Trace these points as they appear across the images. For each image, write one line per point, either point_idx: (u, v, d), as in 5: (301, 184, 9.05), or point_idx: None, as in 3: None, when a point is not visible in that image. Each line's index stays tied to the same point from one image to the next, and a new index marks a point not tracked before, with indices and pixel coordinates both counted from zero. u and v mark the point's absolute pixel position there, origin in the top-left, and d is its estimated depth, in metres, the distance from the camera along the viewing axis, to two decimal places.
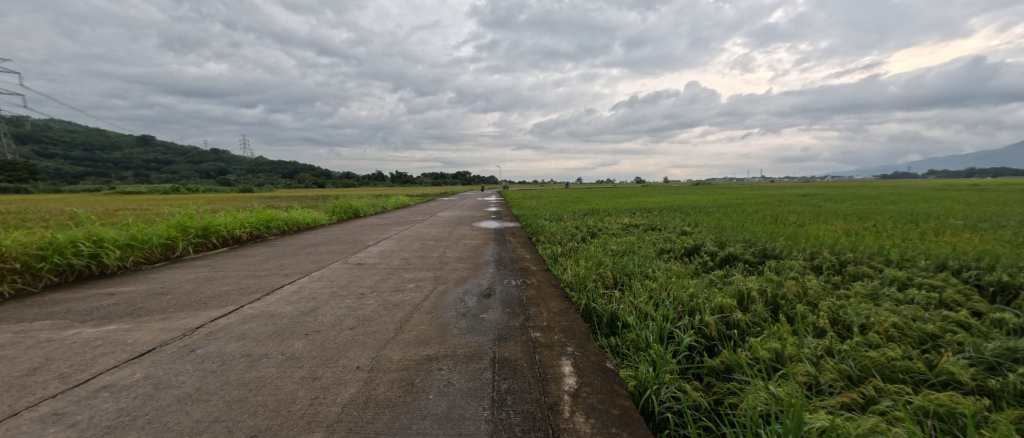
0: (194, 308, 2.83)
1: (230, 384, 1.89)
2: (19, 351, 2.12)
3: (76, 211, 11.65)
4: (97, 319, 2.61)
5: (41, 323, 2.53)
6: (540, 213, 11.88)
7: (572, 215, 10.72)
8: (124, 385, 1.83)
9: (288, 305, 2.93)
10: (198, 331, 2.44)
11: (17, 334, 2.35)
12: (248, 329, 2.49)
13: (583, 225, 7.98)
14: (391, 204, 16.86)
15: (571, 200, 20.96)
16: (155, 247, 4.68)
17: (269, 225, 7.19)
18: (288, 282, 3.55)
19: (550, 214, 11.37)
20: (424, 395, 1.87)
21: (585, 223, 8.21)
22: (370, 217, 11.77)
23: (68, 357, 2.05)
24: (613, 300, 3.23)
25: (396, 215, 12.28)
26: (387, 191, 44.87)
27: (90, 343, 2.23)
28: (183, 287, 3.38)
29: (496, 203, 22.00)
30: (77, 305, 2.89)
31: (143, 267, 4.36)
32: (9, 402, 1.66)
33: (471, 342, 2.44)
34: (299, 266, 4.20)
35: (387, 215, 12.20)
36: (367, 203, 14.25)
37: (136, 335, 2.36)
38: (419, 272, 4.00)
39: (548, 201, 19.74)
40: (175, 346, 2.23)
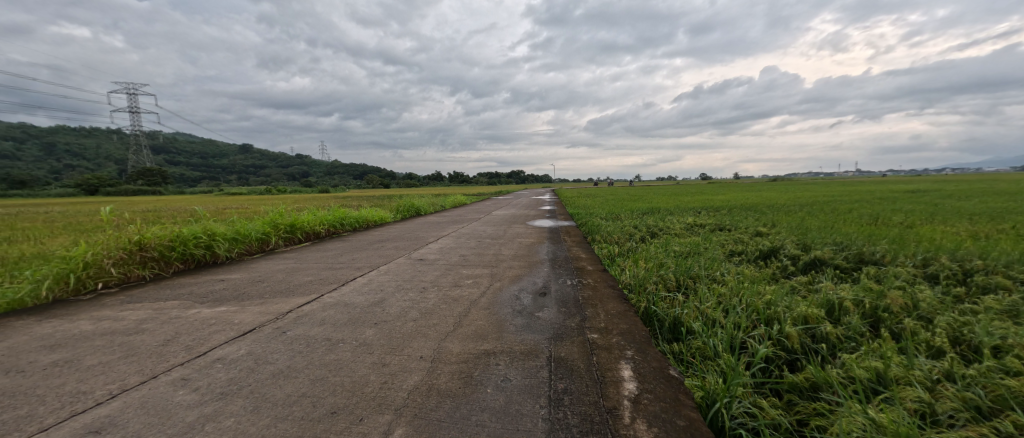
0: (284, 295, 3.21)
1: (314, 365, 2.12)
2: (159, 324, 2.58)
3: (193, 209, 14.08)
4: (211, 301, 3.08)
5: (173, 302, 3.04)
6: (596, 212, 11.57)
7: (630, 214, 10.26)
8: (232, 359, 2.13)
9: (360, 296, 3.19)
10: (287, 315, 2.76)
11: (156, 310, 2.86)
12: (327, 316, 2.75)
13: (641, 224, 7.64)
14: (449, 203, 17.74)
15: (627, 198, 20.24)
16: (253, 241, 5.39)
17: (343, 222, 7.92)
18: (360, 274, 3.88)
19: (606, 212, 11.08)
20: (482, 388, 1.93)
21: (644, 223, 7.83)
22: (429, 215, 12.39)
23: (192, 332, 2.46)
24: (676, 304, 3.03)
25: (454, 214, 12.85)
26: (443, 191, 46.46)
27: (208, 321, 2.63)
28: (275, 276, 3.86)
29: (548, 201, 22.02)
30: (197, 288, 3.44)
31: (245, 257, 5.05)
32: (152, 366, 2.03)
33: (527, 339, 2.46)
34: (369, 260, 4.56)
35: (446, 214, 12.72)
36: (427, 202, 14.92)
37: (241, 316, 2.74)
38: (476, 268, 4.13)
39: (603, 200, 19.21)
40: (271, 328, 2.54)
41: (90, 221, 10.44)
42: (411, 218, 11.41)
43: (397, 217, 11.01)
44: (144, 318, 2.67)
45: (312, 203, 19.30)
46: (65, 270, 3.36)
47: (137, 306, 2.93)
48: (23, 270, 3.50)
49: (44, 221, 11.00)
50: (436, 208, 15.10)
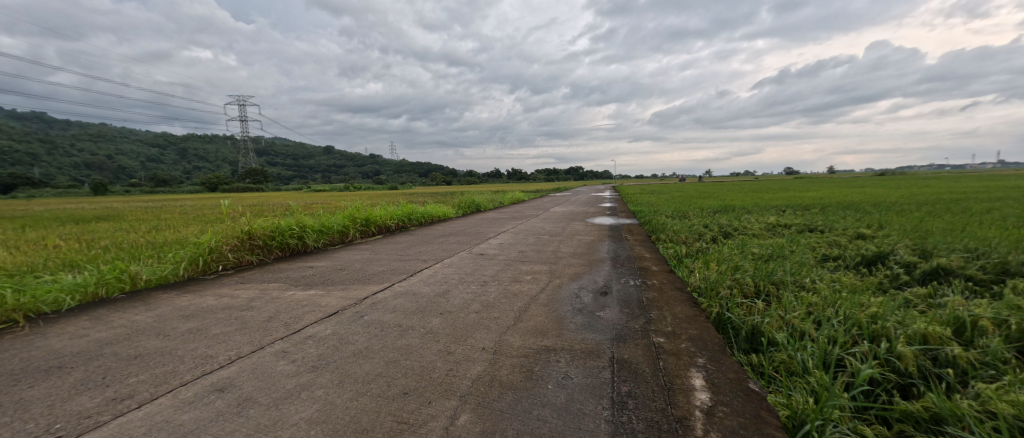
0: (361, 282, 3.53)
1: (387, 348, 2.30)
2: (264, 302, 3.00)
3: (288, 204, 16.10)
4: (303, 284, 3.49)
5: (274, 284, 3.52)
6: (660, 209, 10.94)
7: (698, 212, 9.53)
8: (321, 337, 2.40)
9: (427, 286, 3.39)
10: (365, 301, 3.03)
11: (262, 290, 3.32)
12: (398, 303, 2.97)
13: (712, 223, 7.06)
14: (507, 199, 18.06)
15: (696, 195, 18.79)
16: (336, 232, 6.01)
17: (411, 217, 8.48)
18: (426, 266, 4.12)
19: (672, 210, 10.42)
20: (543, 384, 1.94)
21: (716, 222, 7.23)
22: (489, 211, 12.74)
23: (289, 311, 2.82)
24: (755, 312, 2.75)
25: (512, 210, 13.06)
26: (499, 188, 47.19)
27: (301, 302, 3.00)
28: (354, 264, 4.26)
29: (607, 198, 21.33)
30: (292, 273, 3.93)
31: (329, 247, 5.65)
32: (259, 338, 2.37)
33: (588, 338, 2.41)
34: (433, 253, 4.82)
35: (504, 210, 12.98)
36: (486, 198, 15.35)
37: (327, 299, 3.08)
38: (534, 265, 4.15)
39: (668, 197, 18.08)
40: (351, 311, 2.81)
41: (215, 213, 12.52)
42: (471, 214, 11.83)
43: (458, 213, 11.49)
44: (254, 296, 3.13)
45: (383, 198, 20.93)
46: (196, 253, 4.04)
47: (248, 286, 3.44)
48: (168, 253, 4.28)
49: (184, 212, 13.43)
50: (495, 204, 15.48)
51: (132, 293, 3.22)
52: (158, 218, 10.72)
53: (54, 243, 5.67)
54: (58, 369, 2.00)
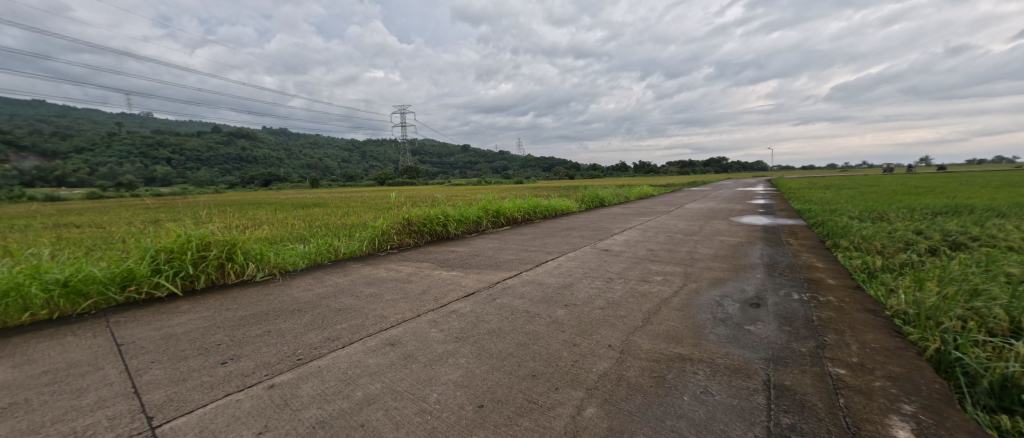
0: (494, 268, 3.90)
1: (517, 332, 2.48)
2: (420, 278, 3.61)
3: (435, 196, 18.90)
4: (448, 265, 4.06)
5: (427, 263, 4.19)
6: (838, 209, 8.64)
7: (905, 214, 7.14)
8: (462, 312, 2.75)
9: (552, 277, 3.52)
10: (497, 285, 3.33)
11: (418, 267, 4.01)
12: (526, 291, 3.16)
13: (931, 229, 5.20)
14: (633, 194, 17.09)
15: (901, 191, 14.10)
16: (472, 222, 6.77)
17: (535, 210, 8.88)
18: (551, 258, 4.27)
19: (859, 211, 8.10)
20: (677, 394, 1.78)
21: (938, 227, 5.30)
22: (613, 206, 12.35)
23: (438, 287, 3.32)
24: (1012, 357, 1.92)
25: (637, 206, 12.33)
26: (618, 181, 45.08)
27: (447, 281, 3.49)
28: (487, 251, 4.73)
29: (757, 194, 18.00)
30: (440, 255, 4.62)
31: (467, 235, 6.40)
32: (417, 307, 2.87)
33: (733, 354, 2.11)
34: (558, 246, 4.96)
35: (629, 206, 12.35)
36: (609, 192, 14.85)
37: (466, 280, 3.51)
38: (665, 265, 3.84)
39: (853, 194, 14.08)
40: (486, 293, 3.14)
41: (384, 202, 15.59)
42: (592, 209, 11.65)
43: (581, 208, 11.48)
44: (413, 272, 3.79)
45: (511, 192, 22.48)
46: (375, 234, 5.12)
47: (409, 263, 4.18)
48: (357, 232, 5.54)
49: (365, 201, 17.18)
50: (620, 199, 14.87)
51: (336, 261, 4.29)
52: (350, 206, 14.01)
53: (293, 221, 8.02)
54: (298, 311, 2.83)
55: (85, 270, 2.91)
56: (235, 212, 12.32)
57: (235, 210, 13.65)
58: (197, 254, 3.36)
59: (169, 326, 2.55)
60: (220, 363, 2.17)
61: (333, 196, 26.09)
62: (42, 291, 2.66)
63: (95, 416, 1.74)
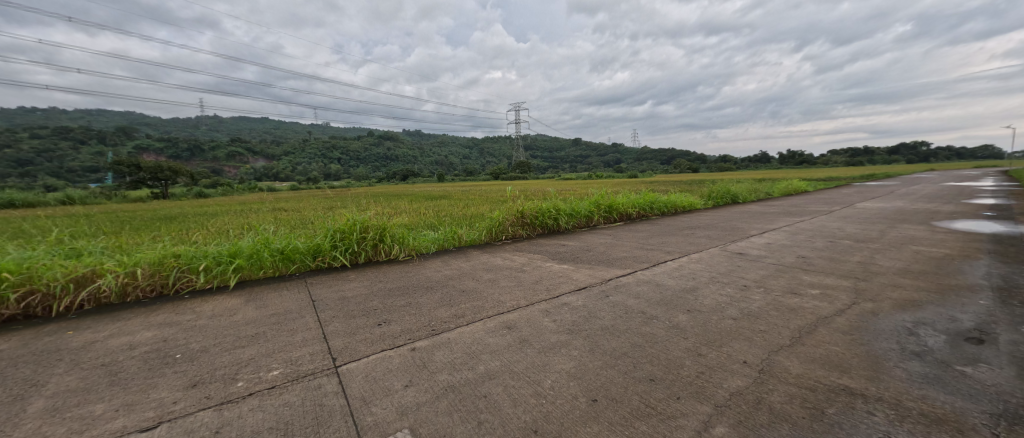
0: (607, 264, 3.81)
1: (632, 332, 2.38)
2: (534, 268, 3.77)
3: (547, 191, 19.42)
4: (560, 258, 4.14)
5: (539, 254, 4.35)
6: None
7: None
8: (574, 305, 2.78)
9: (672, 279, 3.26)
10: (610, 282, 3.26)
11: (531, 258, 4.19)
12: (641, 291, 3.01)
13: None
14: (776, 190, 14.34)
15: None
16: (583, 217, 6.74)
17: (651, 206, 8.29)
18: (670, 258, 3.95)
19: None
20: (842, 432, 1.46)
21: None
22: (748, 204, 10.64)
23: (551, 278, 3.42)
24: None
25: (782, 204, 10.35)
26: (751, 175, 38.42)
27: (559, 273, 3.56)
28: (599, 247, 4.64)
29: (979, 192, 13.04)
30: (551, 248, 4.73)
31: (577, 229, 6.40)
32: (531, 295, 3.01)
33: (934, 398, 1.61)
34: (679, 246, 4.56)
35: (770, 204, 10.46)
36: (742, 187, 12.85)
37: (578, 274, 3.52)
38: (824, 277, 3.16)
39: None
40: (599, 289, 3.10)
41: (497, 196, 16.71)
42: (718, 207, 10.28)
43: (705, 205, 10.24)
44: (527, 262, 3.99)
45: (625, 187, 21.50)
46: (492, 224, 5.54)
47: (522, 254, 4.40)
48: (477, 223, 6.10)
49: (481, 195, 18.72)
50: (757, 196, 12.71)
51: (460, 248, 4.80)
52: (468, 199, 15.49)
53: (424, 211, 9.30)
54: (431, 289, 3.27)
55: (294, 242, 3.91)
56: (383, 202, 14.95)
57: (384, 200, 16.60)
58: (360, 235, 4.16)
59: (342, 290, 3.26)
60: (377, 324, 2.68)
61: (453, 189, 29.15)
62: (270, 256, 3.69)
63: (302, 351, 2.36)
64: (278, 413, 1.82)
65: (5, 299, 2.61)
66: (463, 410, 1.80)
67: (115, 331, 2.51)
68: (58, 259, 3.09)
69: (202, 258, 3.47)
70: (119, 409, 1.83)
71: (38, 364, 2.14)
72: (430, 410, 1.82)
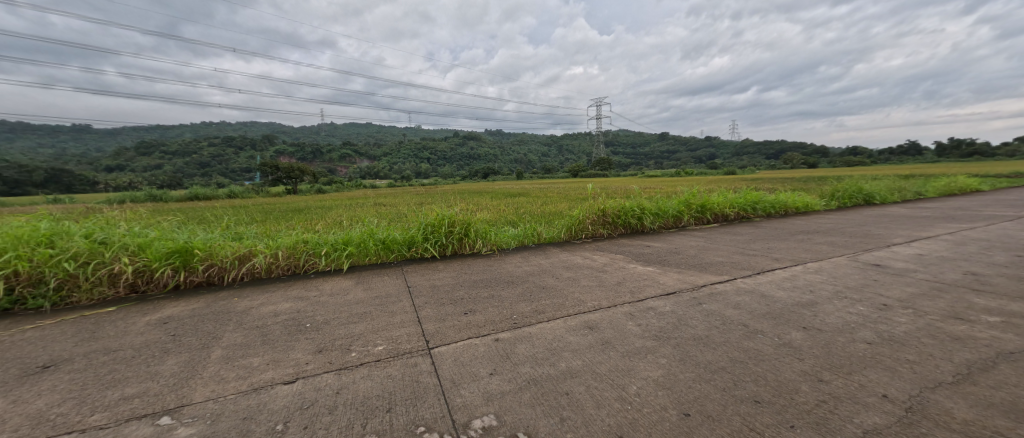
0: (699, 269, 3.50)
1: (731, 345, 2.16)
2: (616, 269, 3.65)
3: (630, 188, 18.60)
4: (644, 260, 3.94)
5: (622, 255, 4.19)
6: None
7: None
8: (662, 311, 2.62)
9: (782, 291, 2.86)
10: (703, 289, 2.99)
11: (613, 258, 4.06)
12: (742, 301, 2.70)
13: None
14: (930, 189, 11.52)
15: None
16: (671, 217, 6.28)
17: (753, 206, 7.35)
18: (778, 267, 3.47)
19: None
20: None
21: None
22: (887, 206, 8.74)
23: (635, 280, 3.27)
24: None
25: (939, 207, 8.27)
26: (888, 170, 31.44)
27: (644, 276, 3.39)
28: (690, 250, 4.29)
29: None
30: (635, 249, 4.52)
31: (664, 230, 6.00)
32: (614, 297, 2.92)
33: None
34: (790, 253, 3.97)
35: (920, 207, 8.44)
36: (878, 185, 10.60)
37: (666, 278, 3.31)
38: (1008, 302, 2.46)
39: None
40: (690, 295, 2.87)
41: (575, 194, 16.52)
42: (842, 209, 8.67)
43: (824, 206, 8.72)
44: (609, 262, 3.88)
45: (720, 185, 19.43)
46: (572, 223, 5.50)
47: (603, 254, 4.29)
48: (556, 221, 6.11)
49: (559, 193, 18.64)
50: (901, 196, 10.35)
51: (539, 245, 4.87)
52: (546, 196, 15.61)
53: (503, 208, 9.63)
54: (513, 283, 3.38)
55: (393, 233, 4.39)
56: (466, 198, 15.90)
57: (469, 196, 17.68)
58: (448, 229, 4.50)
59: (433, 279, 3.56)
60: (464, 313, 2.86)
61: (531, 187, 29.55)
62: (374, 245, 4.20)
63: (402, 331, 2.63)
64: (383, 384, 2.07)
65: (196, 269, 3.43)
66: (546, 404, 1.82)
67: (264, 300, 3.12)
68: (227, 240, 3.94)
69: (323, 244, 4.10)
70: (269, 363, 2.27)
71: (217, 321, 2.77)
72: (514, 399, 1.89)
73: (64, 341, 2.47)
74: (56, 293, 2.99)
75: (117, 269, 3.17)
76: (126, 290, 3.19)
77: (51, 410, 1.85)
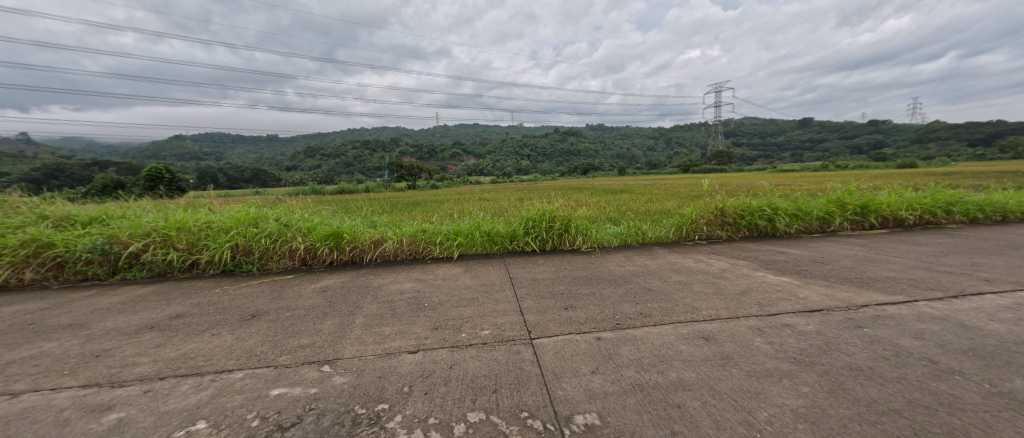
0: (858, 285, 2.84)
1: (907, 384, 1.70)
2: (737, 276, 3.21)
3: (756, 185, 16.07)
4: (776, 269, 3.37)
5: (745, 261, 3.67)
6: None
7: None
8: (802, 331, 2.21)
9: (996, 324, 2.13)
10: (863, 309, 2.42)
11: (734, 264, 3.58)
12: (926, 331, 2.10)
13: None
14: None
15: None
16: (814, 220, 5.23)
17: (945, 209, 5.62)
18: (988, 291, 2.60)
19: None
20: None
21: None
22: None
23: (764, 291, 2.83)
24: None
25: None
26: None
27: (776, 287, 2.91)
28: (842, 261, 3.51)
29: None
30: (763, 255, 3.90)
31: (802, 236, 5.03)
32: (736, 308, 2.59)
33: None
34: (1012, 273, 2.92)
35: None
36: None
37: (806, 292, 2.77)
38: None
39: None
40: (843, 316, 2.35)
41: (684, 191, 15.06)
42: None
43: None
44: (728, 268, 3.44)
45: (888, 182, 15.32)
46: (682, 222, 5.04)
47: (720, 258, 3.82)
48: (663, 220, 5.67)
49: (668, 189, 17.20)
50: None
51: (644, 244, 4.60)
52: (651, 193, 14.57)
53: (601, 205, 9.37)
54: (616, 282, 3.27)
55: (497, 226, 4.66)
56: (565, 195, 15.93)
57: (566, 193, 17.69)
58: (548, 224, 4.57)
59: (534, 272, 3.67)
60: (565, 308, 2.87)
61: (631, 183, 27.91)
62: (480, 237, 4.52)
63: (506, 319, 2.79)
64: (489, 366, 2.22)
65: (344, 249, 4.20)
66: (653, 414, 1.71)
67: (392, 280, 3.64)
68: (366, 227, 4.73)
69: (437, 233, 4.58)
70: (397, 333, 2.65)
71: (359, 293, 3.35)
72: (618, 402, 1.83)
73: (264, 297, 3.31)
74: (259, 260, 4.01)
75: (294, 246, 4.09)
76: (299, 262, 4.09)
77: (258, 347, 2.50)
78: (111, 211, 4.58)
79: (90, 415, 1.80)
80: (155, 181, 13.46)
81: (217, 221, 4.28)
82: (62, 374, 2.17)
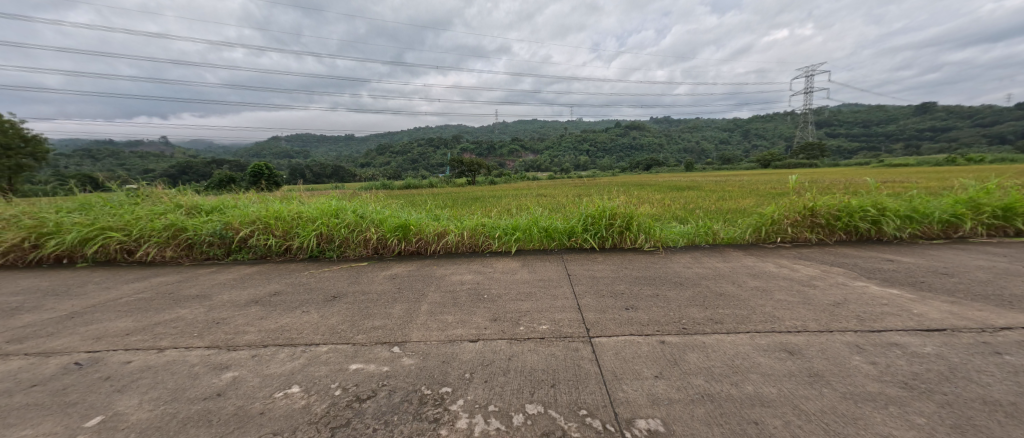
0: (996, 303, 2.36)
1: None
2: (829, 285, 2.84)
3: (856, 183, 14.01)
4: (881, 279, 2.92)
5: (839, 268, 3.23)
6: None
7: None
8: (915, 354, 1.90)
9: None
10: (1004, 333, 2.00)
11: (825, 271, 3.17)
12: None
13: None
14: None
15: None
16: (935, 223, 4.41)
17: None
18: None
19: None
20: None
21: None
22: None
23: (864, 304, 2.47)
24: None
25: None
26: None
27: (881, 300, 2.52)
28: (973, 273, 2.93)
29: None
30: (863, 262, 3.40)
31: (917, 242, 4.27)
32: (827, 321, 2.30)
33: None
34: None
35: None
36: None
37: (923, 307, 2.36)
38: None
39: None
40: (974, 339, 1.96)
41: (764, 189, 13.52)
42: None
43: None
44: (818, 276, 3.06)
45: None
46: (761, 222, 4.57)
47: (808, 264, 3.40)
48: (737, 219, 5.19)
49: (744, 186, 15.67)
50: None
51: (714, 245, 4.27)
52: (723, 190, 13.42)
53: (665, 202, 8.83)
54: (682, 284, 3.09)
55: (555, 222, 4.65)
56: (627, 191, 15.29)
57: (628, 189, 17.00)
58: (608, 221, 4.44)
59: (592, 270, 3.61)
60: (626, 308, 2.79)
61: (700, 180, 25.85)
62: (538, 232, 4.54)
63: (564, 316, 2.78)
64: (547, 360, 2.25)
65: (411, 240, 4.50)
66: (726, 427, 1.59)
67: (454, 271, 3.83)
68: (430, 220, 5.01)
69: (496, 228, 4.70)
70: (458, 322, 2.78)
71: (424, 282, 3.58)
72: (684, 411, 1.73)
73: (343, 281, 3.68)
74: (338, 248, 4.46)
75: (368, 236, 4.48)
76: (372, 251, 4.47)
77: (339, 326, 2.79)
78: (227, 202, 5.44)
79: (213, 371, 2.16)
80: (259, 176, 15.69)
81: (306, 211, 4.84)
82: (193, 335, 2.63)
